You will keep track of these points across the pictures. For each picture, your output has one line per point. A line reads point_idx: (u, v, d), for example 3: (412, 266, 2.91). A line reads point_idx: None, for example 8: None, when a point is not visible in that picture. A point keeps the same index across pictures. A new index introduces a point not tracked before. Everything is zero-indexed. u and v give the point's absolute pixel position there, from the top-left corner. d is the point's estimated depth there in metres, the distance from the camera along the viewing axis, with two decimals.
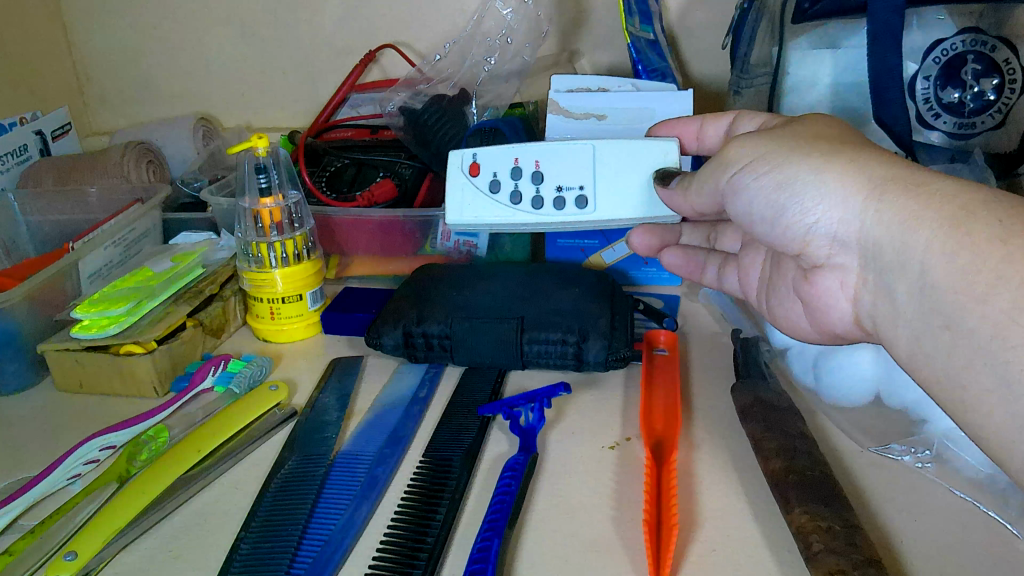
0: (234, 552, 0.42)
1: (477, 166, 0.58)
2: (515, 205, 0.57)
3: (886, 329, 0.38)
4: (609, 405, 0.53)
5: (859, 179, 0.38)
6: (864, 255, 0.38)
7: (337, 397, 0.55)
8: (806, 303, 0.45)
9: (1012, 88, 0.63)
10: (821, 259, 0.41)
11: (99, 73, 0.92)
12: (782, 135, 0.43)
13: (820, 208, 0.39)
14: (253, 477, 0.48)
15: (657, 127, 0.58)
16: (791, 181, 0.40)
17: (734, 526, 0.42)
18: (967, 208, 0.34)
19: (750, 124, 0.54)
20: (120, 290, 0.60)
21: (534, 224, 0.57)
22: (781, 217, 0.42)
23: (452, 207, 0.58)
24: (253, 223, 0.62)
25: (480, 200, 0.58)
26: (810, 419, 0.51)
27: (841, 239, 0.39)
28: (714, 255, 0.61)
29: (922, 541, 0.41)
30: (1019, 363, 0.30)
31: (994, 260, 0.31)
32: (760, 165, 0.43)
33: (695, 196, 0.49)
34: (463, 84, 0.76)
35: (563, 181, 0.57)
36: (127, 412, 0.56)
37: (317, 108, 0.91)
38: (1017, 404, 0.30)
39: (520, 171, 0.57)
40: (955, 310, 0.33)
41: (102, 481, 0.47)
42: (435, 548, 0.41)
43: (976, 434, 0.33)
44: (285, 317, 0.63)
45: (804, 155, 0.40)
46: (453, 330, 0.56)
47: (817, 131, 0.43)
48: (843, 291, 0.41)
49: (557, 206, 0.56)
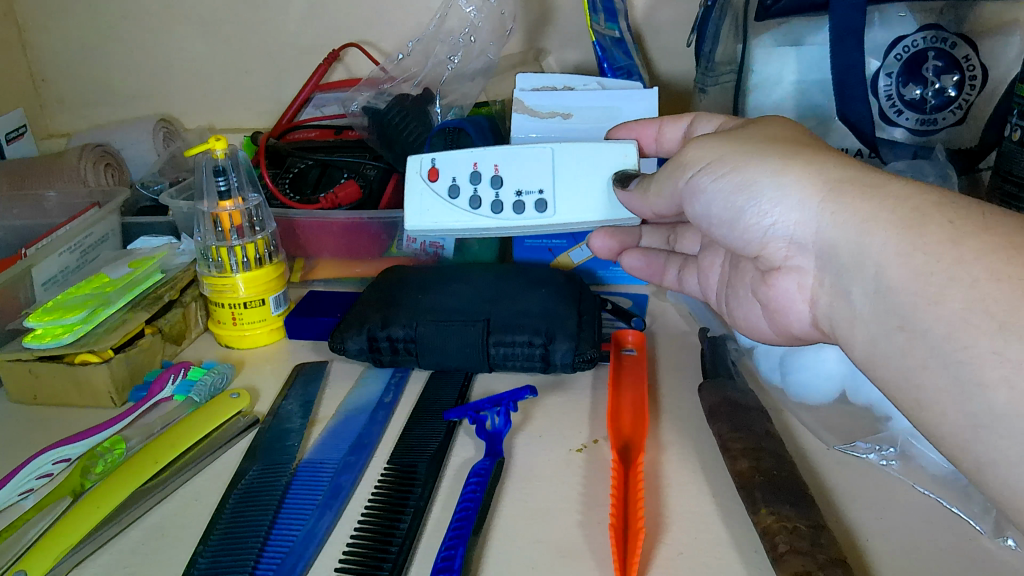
0: (192, 567, 0.41)
1: (436, 171, 0.57)
2: (475, 210, 0.56)
3: (841, 331, 0.38)
4: (578, 406, 0.53)
5: (816, 181, 0.38)
6: (820, 256, 0.38)
7: (300, 403, 0.54)
8: (764, 305, 0.45)
9: (972, 85, 0.63)
10: (778, 261, 0.41)
11: (55, 74, 0.90)
12: (739, 137, 0.43)
13: (777, 209, 0.39)
14: (213, 488, 0.47)
15: (616, 129, 0.58)
16: (749, 183, 0.40)
17: (702, 528, 0.42)
18: (920, 211, 0.34)
19: (707, 125, 0.54)
20: (75, 297, 0.59)
21: (495, 229, 0.57)
22: (740, 219, 0.42)
23: (411, 212, 0.57)
24: (213, 226, 0.60)
25: (440, 205, 0.57)
26: (777, 417, 0.51)
27: (800, 241, 0.39)
28: (673, 256, 0.60)
29: (887, 539, 0.41)
30: (974, 364, 0.30)
31: (949, 260, 0.32)
32: (719, 166, 0.42)
33: (654, 198, 0.49)
34: (428, 84, 0.75)
35: (523, 185, 0.56)
36: (83, 423, 0.54)
37: (281, 108, 0.89)
38: (972, 404, 0.30)
39: (480, 175, 0.57)
40: (910, 310, 0.33)
41: (55, 496, 0.45)
42: (400, 557, 0.40)
43: (933, 434, 0.33)
44: (247, 323, 0.61)
45: (762, 157, 0.40)
46: (418, 333, 0.55)
47: (773, 134, 0.43)
48: (801, 293, 0.41)
49: (517, 210, 0.56)
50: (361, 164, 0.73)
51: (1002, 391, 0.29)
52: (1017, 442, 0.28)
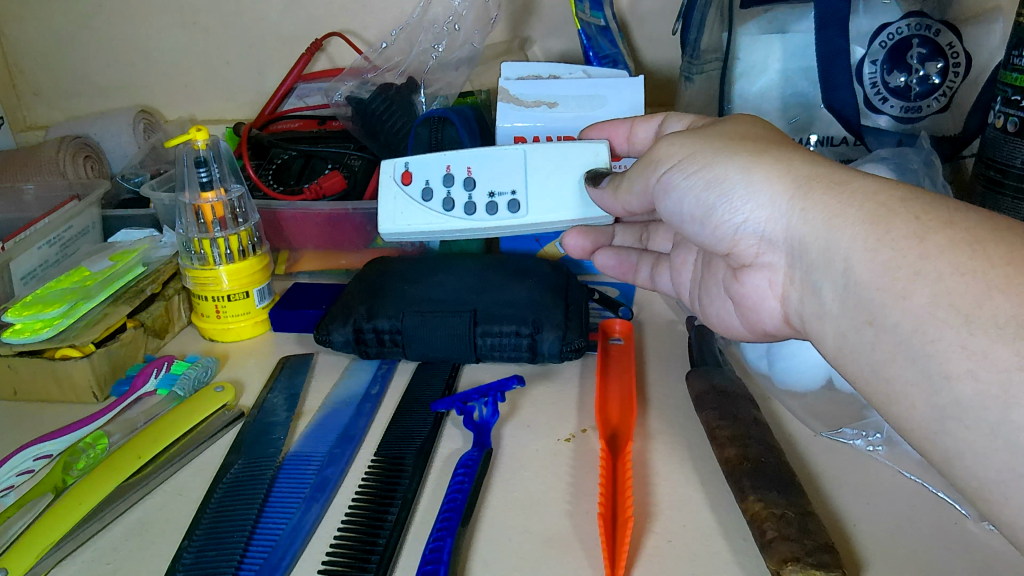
0: (177, 562, 0.40)
1: (408, 174, 0.57)
2: (448, 212, 0.56)
3: (813, 320, 0.38)
4: (565, 396, 0.52)
5: (785, 179, 0.38)
6: (790, 253, 0.38)
7: (286, 396, 0.54)
8: (736, 302, 0.45)
9: (956, 72, 0.64)
10: (750, 258, 0.41)
11: (33, 65, 0.88)
12: (709, 134, 0.43)
13: (747, 206, 0.39)
14: (197, 483, 0.46)
15: (588, 128, 0.58)
16: (720, 180, 0.40)
17: (689, 517, 0.42)
18: (887, 205, 0.34)
19: (678, 124, 0.54)
20: (54, 292, 0.58)
21: (467, 231, 0.56)
22: (712, 215, 0.41)
23: (383, 217, 0.57)
24: (195, 219, 0.59)
25: (412, 207, 0.56)
26: (764, 405, 0.51)
27: (770, 238, 0.39)
28: (646, 254, 0.60)
29: (867, 525, 0.41)
30: (939, 353, 0.30)
31: (913, 253, 0.31)
32: (689, 164, 0.42)
33: (625, 195, 0.49)
34: (412, 72, 0.75)
35: (494, 187, 0.56)
36: (62, 419, 0.53)
37: (262, 99, 0.88)
38: (941, 391, 0.30)
39: (452, 177, 0.56)
40: (876, 308, 0.32)
41: (36, 493, 0.45)
42: (388, 550, 0.40)
43: (903, 422, 0.32)
44: (232, 316, 0.61)
45: (740, 154, 0.40)
46: (404, 324, 0.55)
47: (742, 130, 0.43)
48: (771, 290, 0.41)
49: (490, 210, 0.55)
50: (346, 155, 0.72)
51: (967, 383, 0.29)
52: (984, 430, 0.28)
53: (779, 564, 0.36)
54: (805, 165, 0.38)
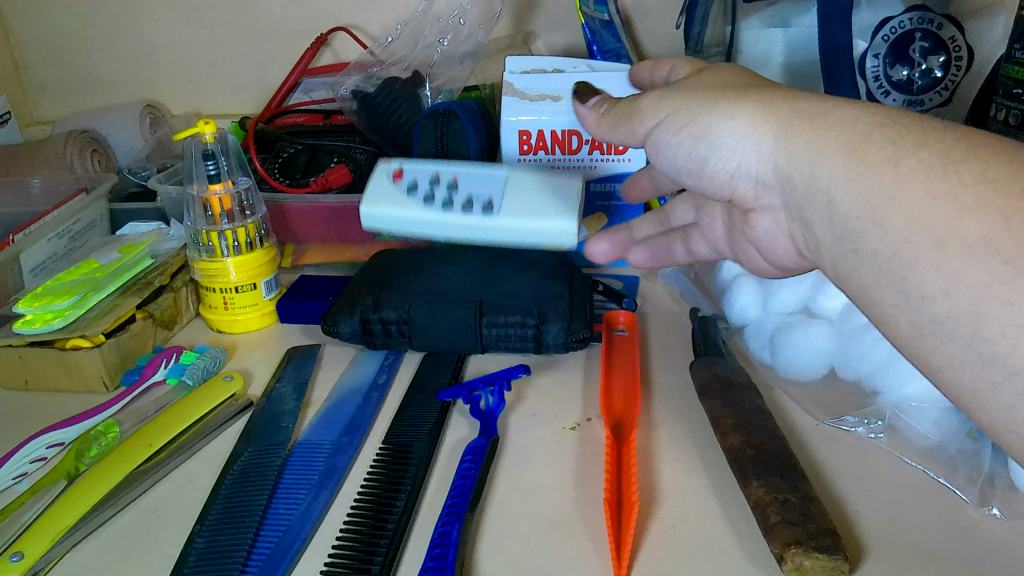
0: (189, 547, 0.41)
1: (399, 170, 0.59)
2: (427, 204, 0.57)
3: None
4: (570, 386, 0.53)
5: (768, 121, 0.37)
6: (784, 194, 0.38)
7: (294, 386, 0.54)
8: (753, 244, 0.46)
9: (958, 65, 0.65)
10: (751, 202, 0.41)
11: (39, 61, 0.89)
12: (693, 86, 0.43)
13: (738, 151, 0.39)
14: (207, 470, 0.47)
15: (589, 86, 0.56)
16: (707, 130, 0.40)
17: (694, 503, 0.42)
18: None
19: (665, 69, 0.52)
20: (64, 283, 0.59)
21: (438, 228, 0.57)
22: (706, 167, 0.41)
23: (366, 199, 0.58)
24: (202, 211, 0.60)
25: (394, 196, 0.57)
26: (767, 394, 0.51)
27: (763, 182, 0.39)
28: (676, 230, 0.57)
29: (870, 510, 0.41)
30: (938, 340, 0.30)
31: None
32: (676, 119, 0.42)
33: (609, 135, 0.48)
34: (417, 66, 0.75)
35: (474, 194, 0.58)
36: (73, 408, 0.54)
37: (267, 94, 0.89)
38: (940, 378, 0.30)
39: (440, 180, 0.58)
40: (878, 308, 0.33)
41: (49, 479, 0.45)
42: (396, 535, 0.40)
43: None
44: (239, 307, 0.61)
45: (731, 98, 0.40)
46: (411, 315, 0.56)
47: (725, 79, 0.43)
48: (778, 228, 0.42)
49: (467, 209, 0.56)
50: (351, 148, 0.73)
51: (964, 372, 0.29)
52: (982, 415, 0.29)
53: (782, 548, 0.37)
54: (788, 101, 0.37)
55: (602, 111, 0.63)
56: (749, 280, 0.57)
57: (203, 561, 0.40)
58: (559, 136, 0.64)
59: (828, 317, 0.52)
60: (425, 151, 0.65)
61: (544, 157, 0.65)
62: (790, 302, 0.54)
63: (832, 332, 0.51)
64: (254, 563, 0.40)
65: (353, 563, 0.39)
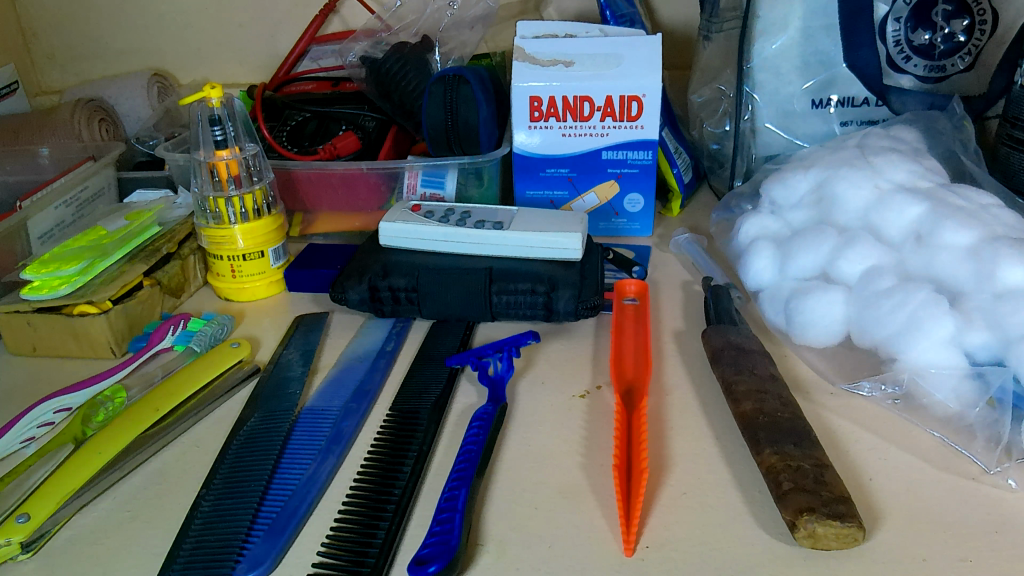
0: (196, 510, 0.41)
1: (418, 206, 0.60)
2: (443, 222, 0.58)
3: None
4: (579, 354, 0.52)
5: None
6: None
7: (301, 352, 0.54)
8: None
9: (982, 29, 0.63)
10: None
11: (46, 29, 0.88)
12: None
13: None
14: (215, 435, 0.47)
15: None
16: None
17: (705, 469, 0.42)
18: None
19: None
20: (71, 249, 0.58)
21: (445, 245, 0.57)
22: None
23: (385, 218, 0.59)
24: (209, 176, 0.59)
25: (412, 218, 0.58)
26: (780, 360, 0.51)
27: None
28: None
29: (888, 479, 0.41)
30: None
31: None
32: None
33: None
34: (426, 32, 0.74)
35: (485, 218, 0.58)
36: (82, 374, 0.54)
37: (275, 62, 0.88)
38: None
39: (453, 210, 0.60)
40: None
41: (57, 443, 0.45)
42: (403, 501, 0.40)
43: None
44: (247, 275, 0.61)
45: None
46: (419, 282, 0.55)
47: None
48: None
49: (478, 226, 0.57)
50: (360, 115, 0.71)
51: None
52: None
53: (793, 515, 0.36)
54: None
55: (613, 75, 0.62)
56: (766, 246, 0.55)
57: (208, 525, 0.40)
58: (571, 103, 0.63)
59: (845, 282, 0.51)
60: (433, 126, 0.64)
61: (555, 124, 0.64)
62: (808, 267, 0.53)
63: (851, 296, 0.50)
64: (260, 526, 0.40)
65: (358, 527, 0.39)
